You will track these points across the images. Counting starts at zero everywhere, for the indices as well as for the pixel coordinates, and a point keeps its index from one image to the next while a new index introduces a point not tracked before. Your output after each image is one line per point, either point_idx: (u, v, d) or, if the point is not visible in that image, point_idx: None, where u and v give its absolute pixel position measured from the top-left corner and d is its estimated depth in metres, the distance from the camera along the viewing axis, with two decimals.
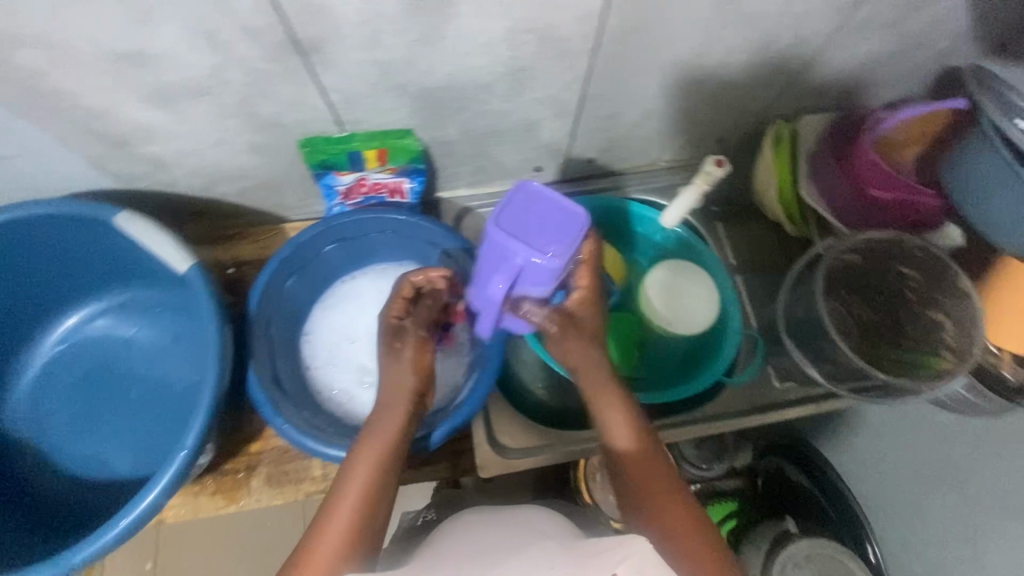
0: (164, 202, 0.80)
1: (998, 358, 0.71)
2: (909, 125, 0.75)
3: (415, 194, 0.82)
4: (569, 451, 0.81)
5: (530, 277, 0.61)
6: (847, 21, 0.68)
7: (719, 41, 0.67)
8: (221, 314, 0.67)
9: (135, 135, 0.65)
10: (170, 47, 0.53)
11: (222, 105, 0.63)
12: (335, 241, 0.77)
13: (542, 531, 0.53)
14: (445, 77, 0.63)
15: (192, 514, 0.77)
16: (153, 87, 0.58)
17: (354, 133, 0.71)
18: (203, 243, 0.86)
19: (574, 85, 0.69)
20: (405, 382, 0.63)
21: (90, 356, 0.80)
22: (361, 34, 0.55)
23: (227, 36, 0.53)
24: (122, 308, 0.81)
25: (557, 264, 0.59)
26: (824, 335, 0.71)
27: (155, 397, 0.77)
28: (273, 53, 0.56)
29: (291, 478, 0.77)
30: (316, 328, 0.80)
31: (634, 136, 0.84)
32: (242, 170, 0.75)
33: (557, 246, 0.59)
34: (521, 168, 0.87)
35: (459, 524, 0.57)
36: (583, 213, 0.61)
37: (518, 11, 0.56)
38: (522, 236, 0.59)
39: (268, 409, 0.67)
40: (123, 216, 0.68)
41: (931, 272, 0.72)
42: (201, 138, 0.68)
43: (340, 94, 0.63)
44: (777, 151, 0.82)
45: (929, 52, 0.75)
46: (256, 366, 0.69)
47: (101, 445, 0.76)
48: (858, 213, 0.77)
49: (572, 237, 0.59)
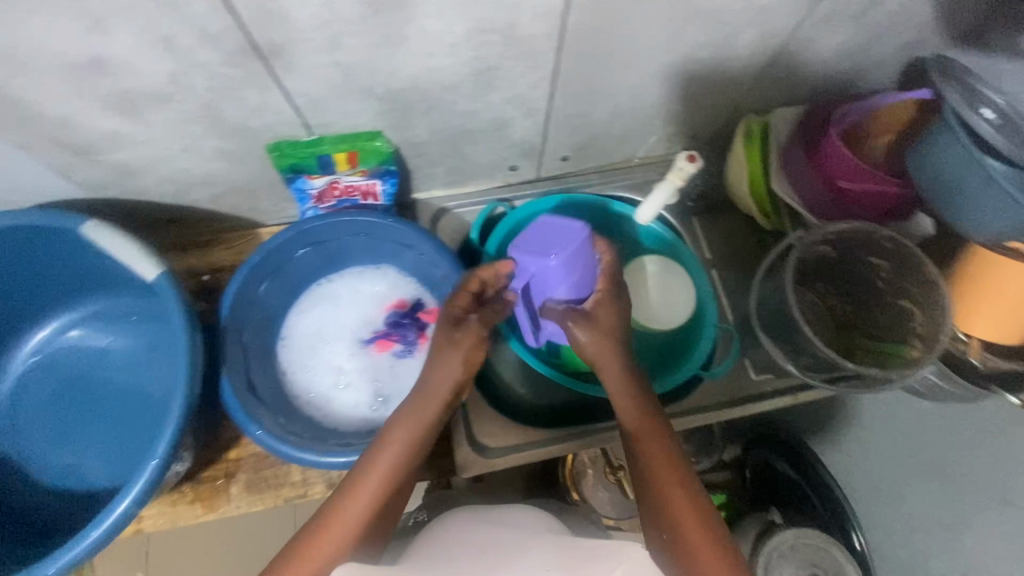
0: (134, 209, 0.79)
1: (966, 345, 0.72)
2: (874, 116, 0.76)
3: (389, 196, 0.81)
4: (548, 447, 0.81)
5: (540, 282, 0.70)
6: (811, 15, 0.68)
7: (685, 37, 0.67)
8: (191, 322, 0.67)
9: (99, 143, 0.65)
10: (127, 53, 0.53)
11: (186, 111, 0.62)
12: (307, 245, 0.77)
13: (537, 531, 0.58)
14: (410, 78, 0.63)
15: (171, 523, 0.76)
16: (113, 94, 0.58)
17: (323, 136, 0.71)
18: (177, 250, 0.85)
19: (542, 83, 0.70)
20: (439, 379, 0.66)
21: (63, 367, 0.79)
22: (320, 36, 0.55)
23: (184, 42, 0.53)
24: (96, 318, 0.81)
25: (557, 264, 0.67)
26: (796, 328, 0.71)
27: (131, 406, 0.77)
28: (234, 58, 0.55)
29: (270, 484, 0.77)
30: (292, 333, 0.80)
31: (607, 134, 0.84)
32: (212, 176, 0.75)
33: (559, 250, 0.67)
34: (495, 167, 0.88)
35: (452, 522, 0.61)
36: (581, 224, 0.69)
37: (479, 11, 0.56)
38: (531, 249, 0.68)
39: (241, 415, 0.67)
40: (90, 225, 0.67)
41: (900, 261, 0.72)
42: (167, 145, 0.67)
43: (305, 97, 0.63)
44: (748, 145, 0.83)
45: (893, 44, 0.75)
46: (229, 373, 0.69)
47: (75, 456, 0.75)
48: (828, 204, 0.77)
49: (572, 241, 0.68)
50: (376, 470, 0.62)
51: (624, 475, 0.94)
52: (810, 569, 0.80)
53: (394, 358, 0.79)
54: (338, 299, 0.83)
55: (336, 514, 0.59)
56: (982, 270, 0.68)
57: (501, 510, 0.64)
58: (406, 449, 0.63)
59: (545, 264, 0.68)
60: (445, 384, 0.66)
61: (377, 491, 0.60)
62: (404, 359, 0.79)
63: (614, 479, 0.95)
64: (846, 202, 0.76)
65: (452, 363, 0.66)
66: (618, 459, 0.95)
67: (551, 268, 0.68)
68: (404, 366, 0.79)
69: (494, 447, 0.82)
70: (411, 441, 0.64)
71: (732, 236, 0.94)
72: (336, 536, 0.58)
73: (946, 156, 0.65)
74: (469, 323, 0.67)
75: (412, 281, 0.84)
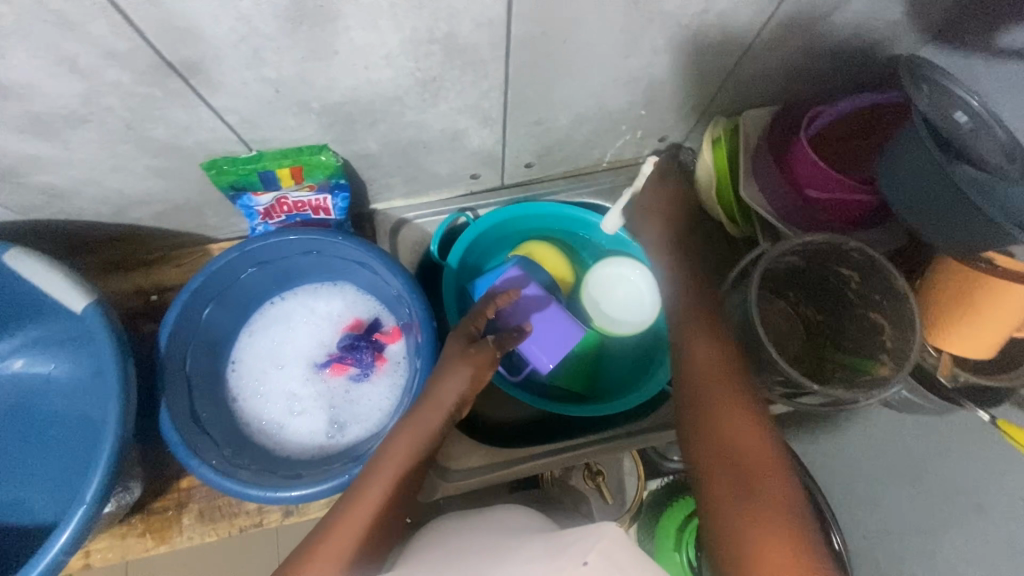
0: (72, 231, 0.75)
1: (936, 359, 0.70)
2: (846, 120, 0.73)
3: (341, 211, 0.78)
4: (514, 469, 0.79)
5: (546, 317, 0.79)
6: (774, 17, 0.65)
7: (642, 42, 0.63)
8: (122, 353, 0.63)
9: (19, 167, 0.61)
10: (30, 76, 0.49)
11: (109, 132, 0.58)
12: (255, 264, 0.73)
13: (519, 530, 0.56)
14: (348, 91, 0.60)
15: (121, 557, 0.73)
16: (23, 118, 0.54)
17: (262, 153, 0.67)
18: (122, 270, 0.82)
19: (492, 93, 0.66)
20: (445, 402, 0.63)
21: (5, 396, 0.76)
22: (241, 52, 0.51)
23: (90, 62, 0.49)
24: (37, 344, 0.77)
25: (545, 298, 0.80)
26: (760, 347, 0.68)
27: (77, 436, 0.74)
28: (150, 77, 0.52)
29: (224, 513, 0.74)
30: (243, 356, 0.78)
31: (570, 140, 0.81)
32: (151, 196, 0.71)
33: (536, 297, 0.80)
34: (455, 177, 0.84)
35: (436, 533, 0.59)
36: (519, 274, 0.81)
37: (411, 22, 0.52)
38: (534, 330, 0.79)
39: (182, 450, 0.64)
40: (14, 252, 0.64)
41: (868, 273, 0.69)
42: (95, 166, 0.63)
43: (237, 115, 0.60)
44: (716, 151, 0.80)
45: (866, 41, 0.71)
46: (170, 405, 0.66)
47: (18, 488, 0.72)
48: (798, 214, 0.74)
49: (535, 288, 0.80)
50: (378, 483, 0.59)
51: (603, 480, 0.90)
52: None
53: (350, 382, 0.76)
54: (292, 319, 0.80)
55: (335, 531, 0.56)
56: (952, 283, 0.65)
57: (489, 513, 0.62)
58: (406, 464, 0.60)
59: (544, 308, 0.79)
60: (446, 402, 0.63)
61: (373, 508, 0.57)
62: (361, 384, 0.76)
63: (592, 485, 0.90)
64: (816, 211, 0.73)
65: (457, 378, 0.64)
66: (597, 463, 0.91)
67: (548, 308, 0.79)
68: (360, 391, 0.76)
69: (456, 470, 0.79)
70: (410, 458, 0.60)
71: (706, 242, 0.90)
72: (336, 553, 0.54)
73: (911, 162, 0.62)
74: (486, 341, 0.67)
75: (370, 299, 0.80)
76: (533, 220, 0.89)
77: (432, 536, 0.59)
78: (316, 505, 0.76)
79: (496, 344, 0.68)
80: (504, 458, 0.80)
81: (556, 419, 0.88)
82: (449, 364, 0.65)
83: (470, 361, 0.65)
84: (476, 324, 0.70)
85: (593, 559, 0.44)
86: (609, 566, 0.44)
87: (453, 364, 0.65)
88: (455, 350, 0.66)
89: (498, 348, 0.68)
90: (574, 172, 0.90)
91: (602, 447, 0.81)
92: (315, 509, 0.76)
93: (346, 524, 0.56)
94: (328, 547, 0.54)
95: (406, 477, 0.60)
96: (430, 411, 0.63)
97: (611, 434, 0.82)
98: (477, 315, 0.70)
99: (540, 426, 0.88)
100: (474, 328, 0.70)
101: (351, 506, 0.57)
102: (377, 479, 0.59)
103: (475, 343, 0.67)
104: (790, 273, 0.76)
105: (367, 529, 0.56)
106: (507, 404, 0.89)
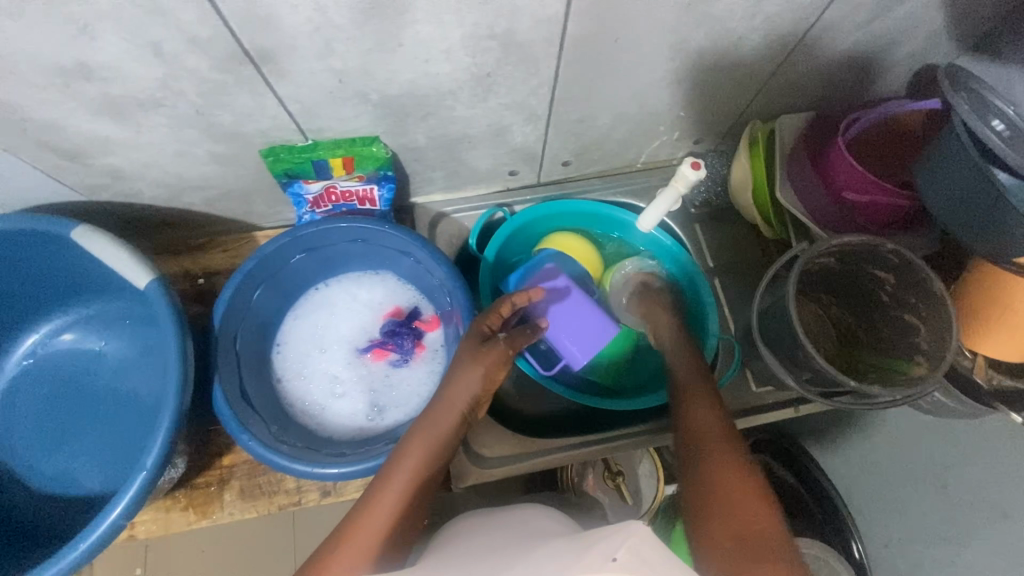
0: (128, 213, 0.78)
1: (971, 363, 0.71)
2: (883, 126, 0.74)
3: (386, 202, 0.80)
4: (545, 459, 0.80)
5: (565, 310, 0.81)
6: (816, 23, 0.66)
7: (689, 43, 0.65)
8: (182, 329, 0.66)
9: (91, 148, 0.64)
10: (116, 59, 0.52)
11: (179, 116, 0.62)
12: (303, 250, 0.76)
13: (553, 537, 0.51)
14: (406, 84, 0.62)
15: (164, 530, 0.76)
16: (103, 100, 0.57)
17: (318, 142, 0.70)
18: (170, 254, 0.85)
19: (541, 90, 0.68)
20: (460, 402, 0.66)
21: (59, 370, 0.79)
22: (313, 42, 0.54)
23: (174, 48, 0.52)
24: (92, 321, 0.80)
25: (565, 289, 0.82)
26: (796, 342, 0.69)
27: (126, 411, 0.76)
28: (225, 64, 0.55)
29: (264, 491, 0.76)
30: (287, 338, 0.80)
31: (609, 139, 0.83)
32: (206, 180, 0.74)
33: (556, 288, 0.82)
34: (494, 172, 0.86)
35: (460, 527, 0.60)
36: (548, 267, 0.84)
37: (475, 17, 0.54)
38: (557, 324, 0.81)
39: (233, 423, 0.66)
40: (80, 230, 0.67)
41: (905, 276, 0.70)
42: (161, 149, 0.66)
43: (299, 103, 0.62)
44: (752, 153, 0.81)
45: (905, 50, 0.73)
46: (222, 381, 0.68)
47: (69, 460, 0.75)
48: (834, 216, 0.75)
49: (556, 281, 0.82)
50: (399, 473, 0.61)
51: (623, 480, 0.92)
52: None
53: (390, 367, 0.79)
54: (335, 305, 0.82)
55: (358, 529, 0.57)
56: (987, 286, 0.67)
57: (515, 511, 0.61)
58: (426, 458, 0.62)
59: (563, 301, 0.81)
60: (462, 400, 0.67)
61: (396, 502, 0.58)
62: (400, 369, 0.79)
63: (612, 485, 0.93)
64: (853, 213, 0.74)
65: (471, 375, 0.67)
66: (617, 464, 0.94)
67: (568, 300, 0.81)
68: (400, 375, 0.78)
69: (489, 458, 0.80)
70: (434, 452, 0.63)
71: (738, 243, 0.91)
72: (357, 551, 0.55)
73: (949, 167, 0.63)
74: (496, 339, 0.70)
75: (410, 288, 0.83)
76: (569, 218, 0.90)
77: (453, 531, 0.60)
78: (354, 485, 0.78)
79: (508, 343, 0.71)
80: (536, 447, 0.81)
81: (585, 413, 0.90)
82: (461, 364, 0.68)
83: (482, 361, 0.68)
84: (489, 324, 0.72)
85: (624, 556, 0.39)
86: (642, 566, 0.38)
87: (464, 363, 0.68)
88: (467, 349, 0.69)
89: (511, 346, 0.71)
90: (610, 171, 0.92)
91: (630, 443, 0.81)
92: (352, 490, 0.78)
93: (364, 526, 0.57)
94: (350, 545, 0.55)
95: (429, 469, 0.62)
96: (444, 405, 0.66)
97: (639, 428, 0.82)
98: (486, 315, 0.72)
99: (571, 419, 0.90)
100: (487, 327, 0.72)
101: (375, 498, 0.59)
102: (396, 476, 0.61)
103: (487, 342, 0.70)
104: (825, 275, 0.77)
105: (386, 527, 0.57)
106: (537, 397, 0.91)
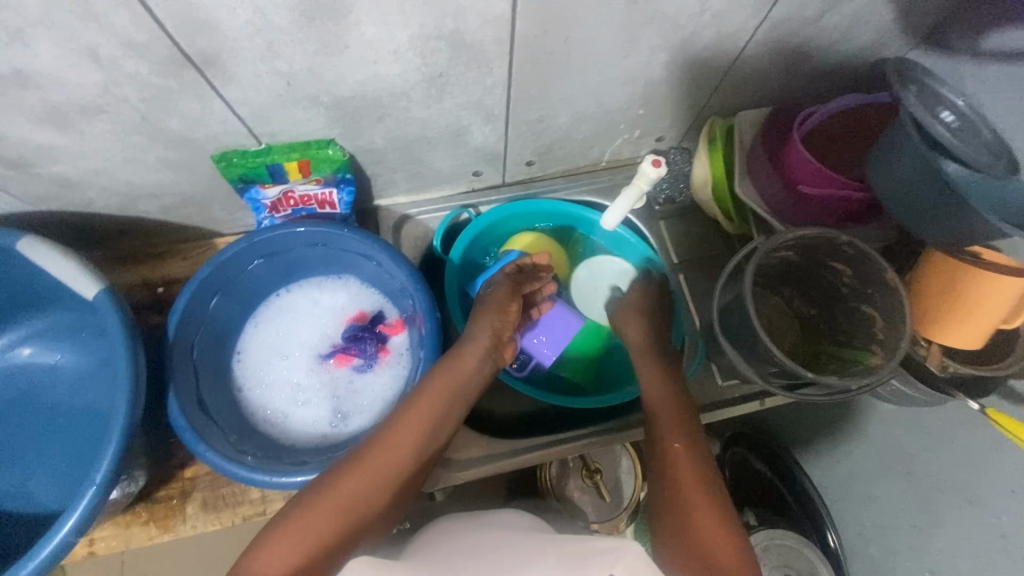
0: (80, 222, 0.76)
1: (927, 350, 0.71)
2: (837, 119, 0.76)
3: (347, 206, 0.79)
4: (512, 459, 0.79)
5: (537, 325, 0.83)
6: (766, 19, 0.67)
7: (642, 41, 0.66)
8: (134, 340, 0.64)
9: (34, 157, 0.62)
10: (52, 66, 0.51)
11: (125, 122, 0.60)
12: (261, 256, 0.75)
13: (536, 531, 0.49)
14: (357, 85, 0.61)
15: (124, 545, 0.74)
16: (43, 108, 0.56)
17: (271, 146, 0.69)
18: (127, 263, 0.83)
19: (495, 90, 0.68)
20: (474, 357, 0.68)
21: (13, 385, 0.77)
22: (255, 44, 0.53)
23: (110, 52, 0.51)
24: (46, 335, 0.78)
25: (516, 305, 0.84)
26: (755, 337, 0.70)
27: (83, 424, 0.75)
28: (165, 67, 0.54)
29: (228, 502, 0.75)
30: (248, 347, 0.79)
31: (570, 138, 0.83)
32: (160, 187, 0.73)
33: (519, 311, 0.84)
34: (457, 173, 0.85)
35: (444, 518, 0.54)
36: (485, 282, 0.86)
37: (419, 18, 0.54)
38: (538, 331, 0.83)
39: (189, 436, 0.65)
40: (25, 240, 0.65)
41: (860, 267, 0.70)
42: (108, 156, 0.65)
43: (248, 107, 0.62)
44: (711, 148, 0.82)
45: (857, 44, 0.74)
46: (177, 393, 0.67)
47: (24, 476, 0.73)
48: (792, 209, 0.76)
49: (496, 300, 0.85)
50: (411, 423, 0.60)
51: (601, 478, 0.91)
52: (784, 570, 0.83)
53: (354, 373, 0.78)
54: (298, 311, 0.82)
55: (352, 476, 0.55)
56: (944, 275, 0.67)
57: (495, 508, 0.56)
58: (438, 407, 0.63)
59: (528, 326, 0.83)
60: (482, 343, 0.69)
61: (405, 447, 0.58)
62: (364, 374, 0.78)
63: (591, 483, 0.92)
64: (808, 207, 0.75)
65: (487, 322, 0.71)
66: (595, 462, 0.92)
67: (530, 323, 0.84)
68: (363, 381, 0.78)
69: (457, 461, 0.79)
70: (441, 407, 0.63)
71: (702, 238, 0.91)
72: (356, 495, 0.54)
73: (901, 159, 0.63)
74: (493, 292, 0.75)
75: (373, 292, 0.82)
76: (536, 217, 0.90)
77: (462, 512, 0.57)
78: None
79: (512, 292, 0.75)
80: (507, 448, 0.80)
81: (555, 412, 0.89)
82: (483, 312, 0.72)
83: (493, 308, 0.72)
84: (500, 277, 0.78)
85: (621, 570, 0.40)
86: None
87: (488, 311, 0.72)
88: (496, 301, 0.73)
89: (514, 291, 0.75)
90: (573, 170, 0.92)
91: (596, 439, 0.80)
92: None
93: (347, 489, 0.54)
94: (348, 484, 0.54)
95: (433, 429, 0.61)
96: (435, 388, 0.64)
97: (607, 425, 0.81)
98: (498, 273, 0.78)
99: (541, 418, 0.89)
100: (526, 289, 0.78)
101: (388, 442, 0.58)
102: (403, 430, 0.60)
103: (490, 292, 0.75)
104: (785, 268, 0.78)
105: (371, 501, 0.54)
106: (506, 398, 0.90)
